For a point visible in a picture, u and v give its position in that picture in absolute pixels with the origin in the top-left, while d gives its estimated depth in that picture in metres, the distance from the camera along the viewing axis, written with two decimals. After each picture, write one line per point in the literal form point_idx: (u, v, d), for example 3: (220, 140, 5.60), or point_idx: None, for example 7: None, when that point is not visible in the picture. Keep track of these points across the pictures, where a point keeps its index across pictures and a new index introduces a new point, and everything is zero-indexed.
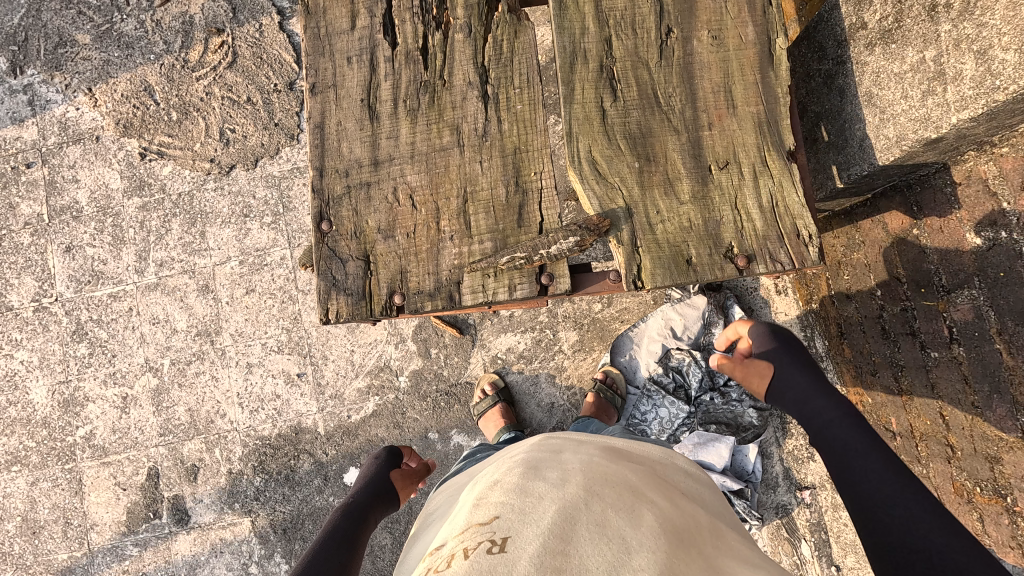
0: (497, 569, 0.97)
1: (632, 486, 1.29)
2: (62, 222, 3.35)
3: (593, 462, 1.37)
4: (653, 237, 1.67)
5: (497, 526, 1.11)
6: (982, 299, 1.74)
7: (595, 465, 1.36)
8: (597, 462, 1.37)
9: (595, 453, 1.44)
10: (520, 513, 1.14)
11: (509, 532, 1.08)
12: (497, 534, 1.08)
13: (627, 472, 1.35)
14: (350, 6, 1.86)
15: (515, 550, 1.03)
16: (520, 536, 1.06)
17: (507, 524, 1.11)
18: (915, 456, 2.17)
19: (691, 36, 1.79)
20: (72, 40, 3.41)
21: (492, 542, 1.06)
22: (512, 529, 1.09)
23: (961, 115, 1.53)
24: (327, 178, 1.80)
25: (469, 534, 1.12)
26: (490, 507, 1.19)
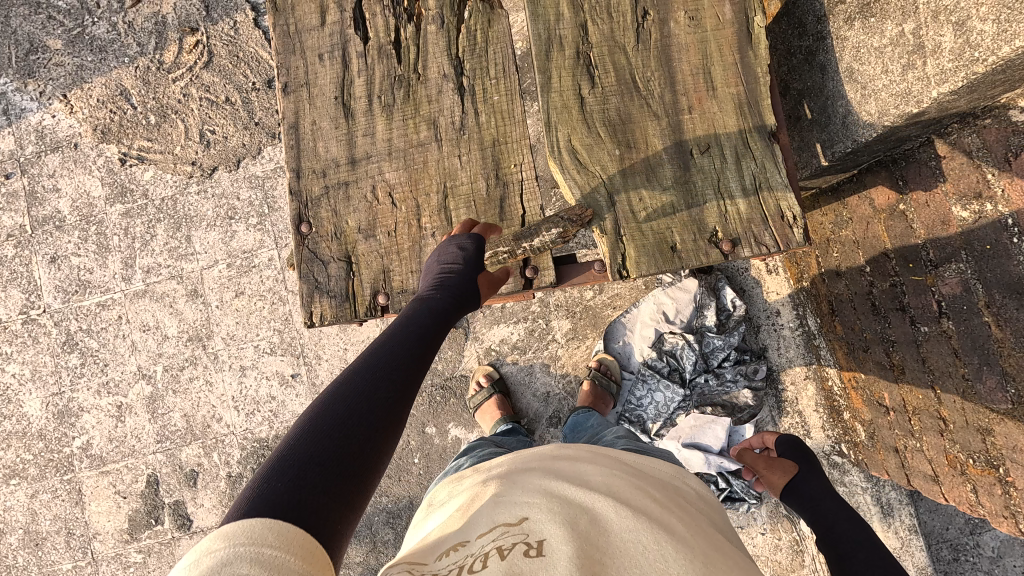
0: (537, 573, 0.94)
1: (658, 501, 1.26)
2: (45, 232, 3.31)
3: (615, 474, 1.34)
4: (637, 225, 1.66)
5: (529, 527, 1.07)
6: (969, 273, 1.73)
7: (619, 478, 1.33)
8: (620, 475, 1.35)
9: (615, 465, 1.42)
10: (552, 515, 1.10)
11: (543, 534, 1.05)
12: (532, 536, 1.04)
13: (651, 487, 1.33)
14: (318, 1, 1.82)
15: (552, 552, 1.00)
16: (557, 539, 1.03)
17: (539, 525, 1.07)
18: (908, 429, 2.18)
19: (667, 18, 1.76)
20: (43, 46, 3.35)
21: (527, 543, 1.02)
22: (547, 531, 1.05)
23: (940, 89, 1.51)
24: (305, 179, 1.77)
25: (498, 531, 1.08)
26: (518, 503, 1.15)
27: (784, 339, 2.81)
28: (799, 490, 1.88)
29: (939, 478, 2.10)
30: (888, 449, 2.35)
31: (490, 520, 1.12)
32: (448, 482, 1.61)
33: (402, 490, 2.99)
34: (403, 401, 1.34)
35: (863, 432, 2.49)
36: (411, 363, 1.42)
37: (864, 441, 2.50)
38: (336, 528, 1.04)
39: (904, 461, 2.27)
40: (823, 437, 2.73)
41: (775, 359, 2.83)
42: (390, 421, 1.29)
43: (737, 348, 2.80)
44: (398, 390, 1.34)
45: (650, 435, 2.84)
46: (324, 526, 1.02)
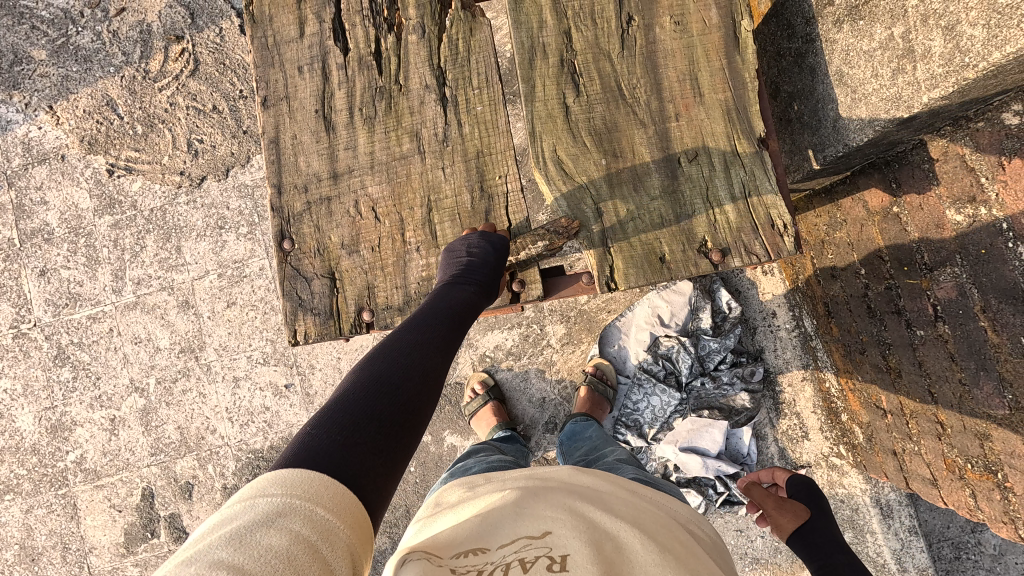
0: None
1: (677, 534, 1.23)
2: (34, 245, 3.29)
3: (635, 503, 1.32)
4: (624, 235, 1.63)
5: (553, 541, 1.05)
6: (964, 277, 1.70)
7: (640, 508, 1.30)
8: (639, 504, 1.32)
9: (634, 494, 1.39)
10: (576, 530, 1.08)
11: (568, 549, 1.03)
12: (555, 552, 1.02)
13: (669, 521, 1.30)
14: (297, 12, 1.79)
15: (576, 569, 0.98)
16: (582, 557, 1.01)
17: (563, 540, 1.05)
18: (906, 433, 2.16)
19: (652, 23, 1.73)
20: (27, 57, 3.31)
21: (551, 559, 1.00)
22: (571, 547, 1.03)
23: (931, 94, 1.48)
24: (287, 195, 1.75)
25: (520, 540, 1.06)
26: (542, 513, 1.13)
27: (780, 341, 2.78)
28: (807, 538, 1.84)
29: (937, 482, 2.08)
30: (886, 452, 2.32)
31: (513, 525, 1.11)
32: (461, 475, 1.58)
33: (398, 499, 2.97)
34: (436, 387, 1.35)
35: (861, 434, 2.47)
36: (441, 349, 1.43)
37: (862, 443, 2.48)
38: (373, 494, 1.04)
39: (902, 464, 2.24)
40: (821, 439, 2.71)
41: (773, 361, 2.80)
42: (423, 404, 1.31)
43: (733, 350, 2.78)
44: (430, 375, 1.36)
45: (647, 440, 2.81)
46: (362, 491, 1.02)
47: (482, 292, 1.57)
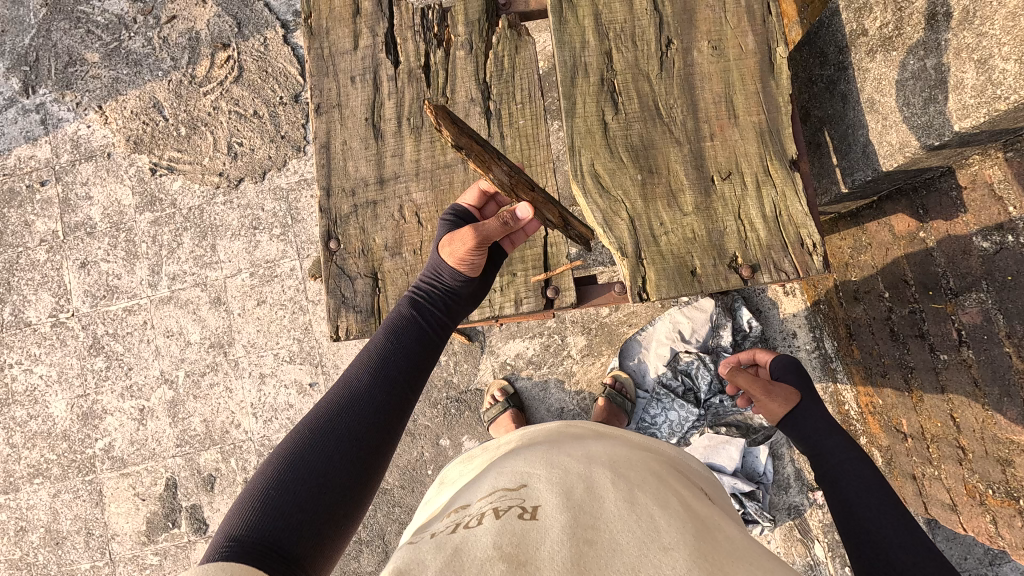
0: (529, 535, 0.91)
1: (659, 472, 1.22)
2: (77, 238, 3.42)
3: (619, 448, 1.31)
4: (657, 248, 1.68)
5: (525, 492, 1.05)
6: (989, 303, 1.74)
7: (617, 451, 1.28)
8: (622, 448, 1.31)
9: (619, 441, 1.37)
10: (549, 480, 1.08)
11: (540, 498, 1.02)
12: (527, 502, 1.01)
13: (650, 458, 1.29)
14: (352, 26, 1.90)
15: (547, 516, 0.96)
16: (553, 502, 1.00)
17: (536, 490, 1.05)
18: (926, 457, 2.16)
19: (691, 47, 1.81)
20: (81, 59, 3.47)
21: (522, 508, 0.99)
22: (542, 495, 1.03)
23: (963, 123, 1.53)
24: (334, 197, 1.83)
25: (495, 497, 1.07)
26: (516, 473, 1.13)
27: (800, 362, 2.80)
28: (797, 423, 1.73)
29: (957, 508, 2.08)
30: (905, 476, 2.33)
31: (489, 490, 1.10)
32: (456, 467, 1.67)
33: (415, 501, 3.00)
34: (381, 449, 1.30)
35: (879, 458, 2.47)
36: (378, 431, 1.29)
37: (880, 467, 2.48)
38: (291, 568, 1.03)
39: (922, 489, 2.25)
40: None
41: None
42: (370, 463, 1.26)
43: None
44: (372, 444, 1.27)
45: None
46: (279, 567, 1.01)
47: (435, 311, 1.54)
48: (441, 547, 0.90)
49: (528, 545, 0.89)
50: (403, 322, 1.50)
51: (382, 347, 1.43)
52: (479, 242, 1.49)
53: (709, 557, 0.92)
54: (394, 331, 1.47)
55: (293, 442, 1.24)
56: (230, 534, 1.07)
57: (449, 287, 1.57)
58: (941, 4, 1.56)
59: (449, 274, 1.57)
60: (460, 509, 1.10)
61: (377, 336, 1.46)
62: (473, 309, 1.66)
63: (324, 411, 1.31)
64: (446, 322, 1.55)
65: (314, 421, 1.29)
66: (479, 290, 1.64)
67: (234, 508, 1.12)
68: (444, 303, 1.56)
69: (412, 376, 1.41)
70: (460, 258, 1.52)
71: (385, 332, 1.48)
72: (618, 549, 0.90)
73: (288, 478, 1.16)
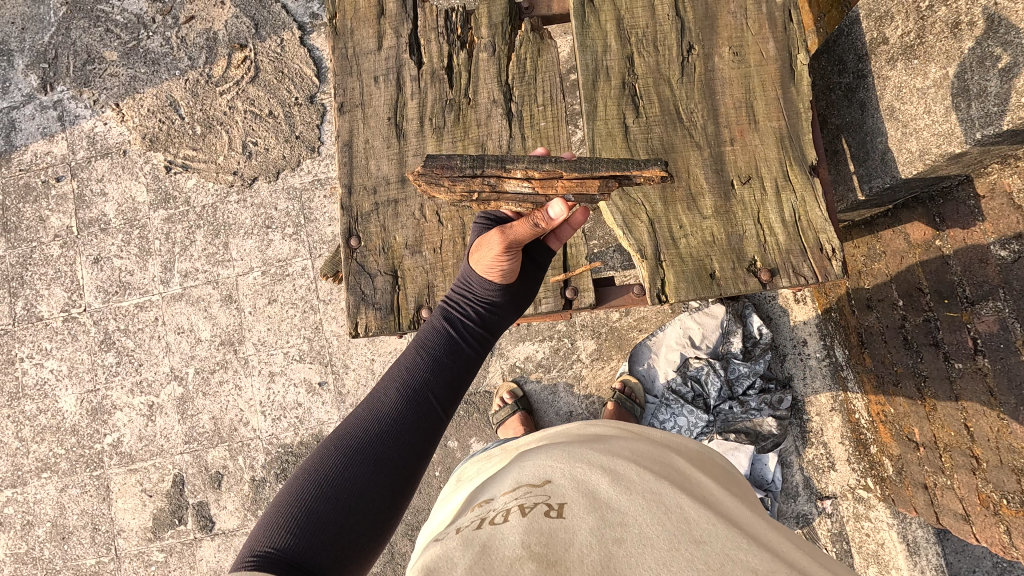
0: (557, 535, 0.91)
1: (680, 468, 1.22)
2: (90, 234, 3.44)
3: (639, 444, 1.31)
4: (677, 251, 1.74)
5: (550, 488, 1.05)
6: (1007, 312, 1.75)
7: (639, 449, 1.27)
8: (642, 444, 1.31)
9: (641, 438, 1.36)
10: (574, 476, 1.07)
11: (565, 496, 1.01)
12: (553, 499, 1.01)
13: (672, 456, 1.28)
14: (377, 28, 2.02)
15: (573, 514, 0.96)
16: (579, 499, 1.00)
17: (561, 486, 1.05)
18: (939, 466, 2.16)
19: (712, 52, 1.87)
20: (100, 57, 3.51)
21: (548, 506, 0.99)
22: (568, 491, 1.03)
23: (985, 132, 1.55)
24: (356, 195, 1.93)
25: (519, 493, 1.07)
26: (539, 469, 1.13)
27: (810, 369, 2.79)
28: None
29: (970, 517, 2.08)
30: (916, 485, 2.32)
31: (514, 487, 1.10)
32: (476, 461, 1.68)
33: (422, 503, 2.99)
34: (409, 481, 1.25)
35: (890, 467, 2.47)
36: (408, 455, 1.25)
37: (891, 476, 2.47)
38: None
39: (933, 499, 2.24)
40: (848, 471, 2.70)
41: (800, 389, 2.80)
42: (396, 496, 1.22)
43: (762, 376, 2.78)
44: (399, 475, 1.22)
45: None
46: None
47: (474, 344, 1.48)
48: (469, 545, 0.91)
49: (556, 544, 0.89)
50: (435, 337, 1.45)
51: (413, 365, 1.38)
52: (510, 251, 1.48)
53: (738, 553, 0.91)
54: (426, 348, 1.42)
55: (319, 464, 1.21)
56: (252, 555, 1.05)
57: (483, 297, 1.54)
58: (965, 13, 1.58)
59: (481, 284, 1.55)
60: (484, 504, 1.10)
61: (410, 353, 1.41)
62: (514, 317, 1.61)
63: (352, 431, 1.28)
64: (482, 338, 1.50)
65: (341, 441, 1.26)
66: (518, 297, 1.60)
67: (258, 531, 1.11)
68: (477, 316, 1.52)
69: (444, 396, 1.36)
70: (494, 269, 1.51)
71: (416, 347, 1.43)
72: (646, 545, 0.90)
73: (313, 503, 1.14)
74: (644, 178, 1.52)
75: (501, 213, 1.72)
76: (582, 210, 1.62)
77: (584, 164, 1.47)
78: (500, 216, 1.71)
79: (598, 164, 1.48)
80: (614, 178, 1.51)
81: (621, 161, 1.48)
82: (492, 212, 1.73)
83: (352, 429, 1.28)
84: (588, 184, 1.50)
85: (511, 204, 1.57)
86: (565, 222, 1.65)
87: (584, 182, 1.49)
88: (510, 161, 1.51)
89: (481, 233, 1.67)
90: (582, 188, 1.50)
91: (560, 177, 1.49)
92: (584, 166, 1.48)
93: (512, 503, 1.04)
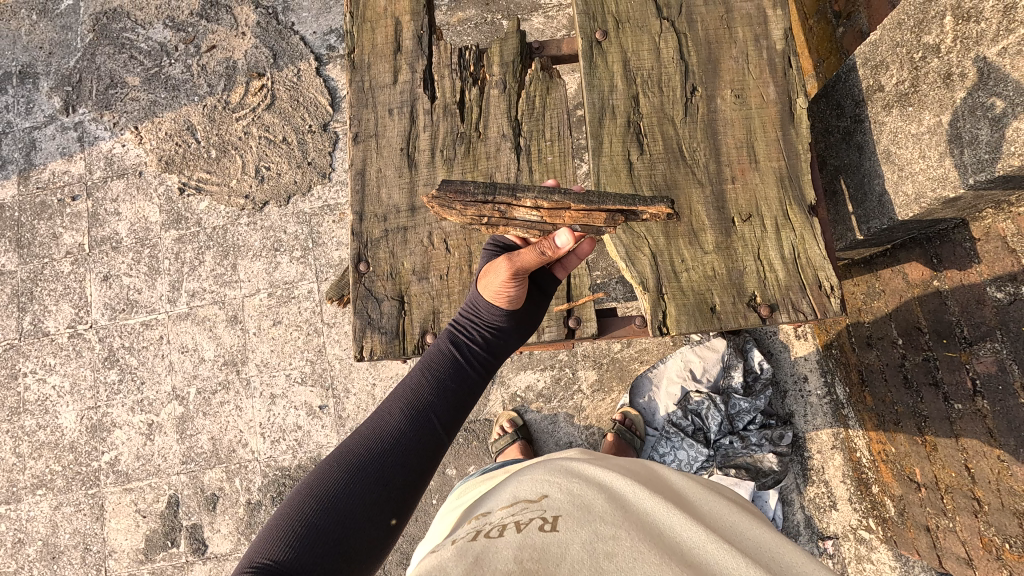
0: (550, 547, 0.92)
1: (674, 495, 1.23)
2: (102, 251, 3.50)
3: (634, 470, 1.33)
4: (678, 284, 1.78)
5: (546, 505, 1.07)
6: (1004, 353, 1.78)
7: (636, 474, 1.29)
8: (638, 471, 1.33)
9: (638, 467, 1.38)
10: (570, 497, 1.09)
11: (560, 512, 1.03)
12: (549, 514, 1.03)
13: (668, 486, 1.29)
14: (393, 63, 2.11)
15: (567, 529, 0.97)
16: (574, 516, 1.01)
17: (557, 504, 1.06)
18: (940, 508, 2.15)
19: (714, 94, 1.94)
20: (122, 82, 3.62)
21: (543, 520, 1.00)
22: (563, 508, 1.04)
23: (977, 178, 1.60)
24: (367, 222, 1.98)
25: (515, 510, 1.08)
26: (537, 487, 1.15)
27: (811, 406, 2.78)
28: None
29: (973, 562, 2.05)
30: (919, 527, 2.30)
31: (512, 504, 1.12)
32: (473, 483, 1.68)
33: (418, 530, 2.95)
34: (408, 502, 1.26)
35: (892, 508, 2.44)
36: (408, 477, 1.26)
37: (893, 517, 2.44)
38: None
39: (936, 542, 2.22)
40: (850, 510, 2.65)
41: (801, 426, 2.78)
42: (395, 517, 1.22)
43: (763, 412, 2.77)
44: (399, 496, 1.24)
45: None
46: None
47: (478, 366, 1.49)
48: (464, 552, 0.92)
49: (548, 555, 0.90)
50: (441, 359, 1.46)
51: (419, 386, 1.40)
52: (516, 278, 1.51)
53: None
54: (432, 369, 1.43)
55: (319, 480, 1.23)
56: (251, 568, 1.07)
57: (489, 322, 1.55)
58: (956, 64, 1.65)
59: (489, 309, 1.56)
60: (480, 519, 1.12)
61: (416, 373, 1.43)
62: (518, 344, 1.61)
63: (354, 448, 1.29)
64: (487, 362, 1.51)
65: (343, 457, 1.27)
66: (525, 323, 1.62)
67: (257, 542, 1.13)
68: (484, 341, 1.53)
69: (446, 419, 1.37)
70: (501, 294, 1.53)
71: (422, 367, 1.45)
72: (638, 558, 0.90)
73: (312, 517, 1.16)
74: (649, 214, 1.56)
75: (510, 240, 1.76)
76: (589, 241, 1.64)
77: (592, 198, 1.53)
78: (509, 243, 1.75)
79: (606, 198, 1.54)
80: (620, 213, 1.56)
81: (628, 197, 1.54)
82: (501, 238, 1.76)
83: (354, 446, 1.29)
84: (595, 217, 1.55)
85: (518, 232, 1.60)
86: (572, 251, 1.68)
87: (590, 215, 1.55)
88: (521, 189, 1.56)
89: (489, 259, 1.70)
90: (589, 220, 1.55)
91: (567, 209, 1.55)
92: (592, 199, 1.54)
93: (508, 518, 1.06)
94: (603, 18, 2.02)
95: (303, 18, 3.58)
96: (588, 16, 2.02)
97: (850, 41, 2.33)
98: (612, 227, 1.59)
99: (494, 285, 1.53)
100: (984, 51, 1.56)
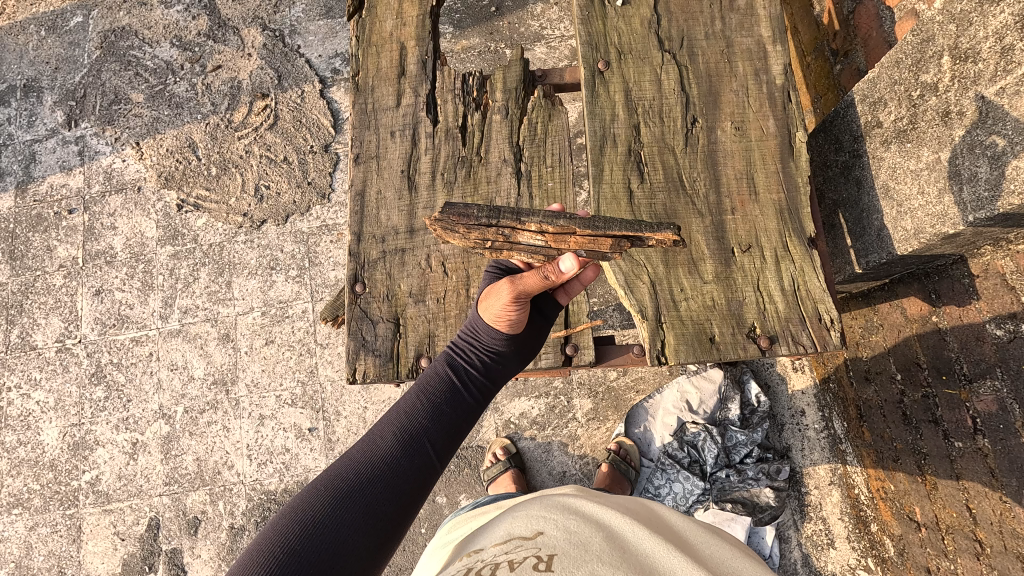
0: None
1: (674, 536, 1.19)
2: (95, 265, 3.47)
3: (634, 510, 1.28)
4: (677, 314, 1.77)
5: (541, 543, 1.03)
6: (1005, 392, 1.76)
7: (632, 512, 1.25)
8: (637, 510, 1.29)
9: (632, 504, 1.34)
10: (567, 534, 1.06)
11: (556, 550, 1.00)
12: (544, 552, 0.99)
13: (665, 525, 1.24)
14: (396, 87, 2.13)
15: (563, 568, 0.94)
16: (569, 556, 0.97)
17: (553, 543, 1.03)
18: (941, 549, 2.10)
19: (714, 126, 1.96)
20: (126, 98, 3.65)
21: (538, 558, 0.97)
22: (559, 547, 1.00)
23: (976, 215, 1.60)
24: (364, 243, 1.97)
25: (509, 547, 1.04)
26: (532, 523, 1.12)
27: (809, 440, 2.73)
28: None
29: None
30: (919, 568, 2.23)
31: (506, 538, 1.09)
32: (464, 517, 1.62)
33: (405, 560, 2.86)
34: (397, 529, 1.21)
35: (891, 547, 2.38)
36: (399, 504, 1.23)
37: (892, 557, 2.38)
38: None
39: None
40: (849, 549, 2.57)
41: (799, 461, 2.72)
42: (382, 545, 1.18)
43: (760, 444, 2.72)
44: (387, 523, 1.19)
45: None
46: None
47: (474, 391, 1.46)
48: None
49: None
50: (438, 383, 1.43)
51: (413, 409, 1.37)
52: (519, 300, 1.50)
53: None
54: (428, 393, 1.41)
55: (305, 503, 1.18)
56: None
57: (489, 347, 1.54)
58: (954, 103, 1.68)
59: (489, 333, 1.55)
60: (473, 556, 1.08)
61: (410, 397, 1.40)
62: (518, 369, 1.60)
63: (344, 472, 1.25)
64: (484, 387, 1.49)
65: (331, 481, 1.23)
66: (524, 348, 1.60)
67: (238, 568, 1.08)
68: (482, 365, 1.51)
69: (441, 445, 1.34)
70: (502, 318, 1.52)
71: (418, 391, 1.42)
72: None
73: (298, 543, 1.11)
74: (657, 239, 1.53)
75: (514, 262, 1.76)
76: (593, 267, 1.66)
77: (597, 223, 1.48)
78: (511, 266, 1.75)
79: (612, 224, 1.51)
80: (626, 238, 1.53)
81: (634, 224, 1.50)
82: (505, 261, 1.76)
83: (345, 469, 1.26)
84: (600, 242, 1.52)
85: (522, 255, 1.59)
86: (576, 277, 1.68)
87: (596, 240, 1.51)
88: (525, 213, 1.53)
89: (491, 281, 1.71)
90: (594, 245, 1.52)
91: (573, 233, 1.51)
92: (598, 225, 1.49)
93: (501, 555, 1.02)
94: (605, 49, 2.05)
95: (309, 41, 3.63)
96: (591, 47, 2.05)
97: (847, 78, 2.37)
98: (618, 252, 1.56)
99: (495, 306, 1.52)
100: (982, 91, 1.58)
